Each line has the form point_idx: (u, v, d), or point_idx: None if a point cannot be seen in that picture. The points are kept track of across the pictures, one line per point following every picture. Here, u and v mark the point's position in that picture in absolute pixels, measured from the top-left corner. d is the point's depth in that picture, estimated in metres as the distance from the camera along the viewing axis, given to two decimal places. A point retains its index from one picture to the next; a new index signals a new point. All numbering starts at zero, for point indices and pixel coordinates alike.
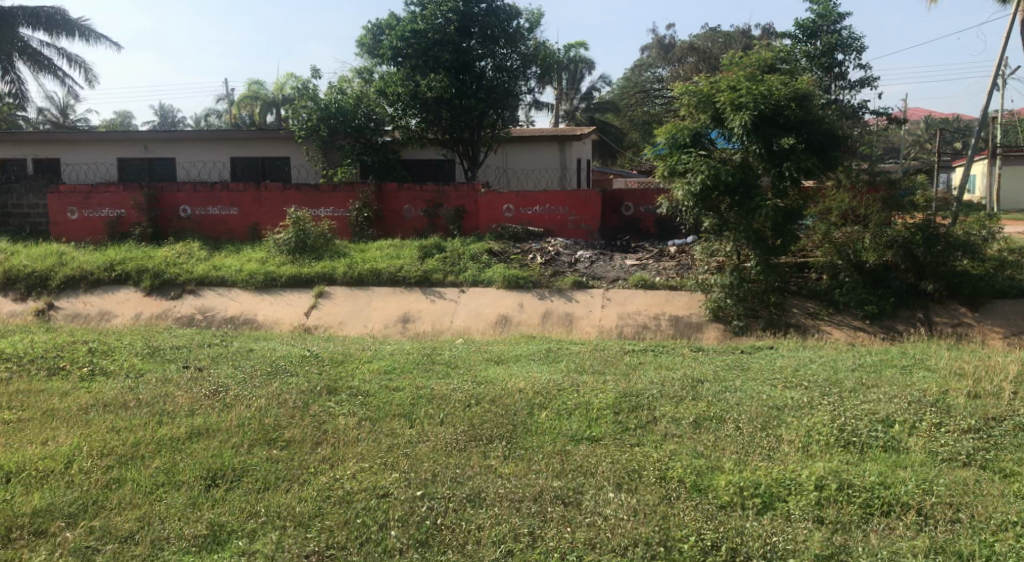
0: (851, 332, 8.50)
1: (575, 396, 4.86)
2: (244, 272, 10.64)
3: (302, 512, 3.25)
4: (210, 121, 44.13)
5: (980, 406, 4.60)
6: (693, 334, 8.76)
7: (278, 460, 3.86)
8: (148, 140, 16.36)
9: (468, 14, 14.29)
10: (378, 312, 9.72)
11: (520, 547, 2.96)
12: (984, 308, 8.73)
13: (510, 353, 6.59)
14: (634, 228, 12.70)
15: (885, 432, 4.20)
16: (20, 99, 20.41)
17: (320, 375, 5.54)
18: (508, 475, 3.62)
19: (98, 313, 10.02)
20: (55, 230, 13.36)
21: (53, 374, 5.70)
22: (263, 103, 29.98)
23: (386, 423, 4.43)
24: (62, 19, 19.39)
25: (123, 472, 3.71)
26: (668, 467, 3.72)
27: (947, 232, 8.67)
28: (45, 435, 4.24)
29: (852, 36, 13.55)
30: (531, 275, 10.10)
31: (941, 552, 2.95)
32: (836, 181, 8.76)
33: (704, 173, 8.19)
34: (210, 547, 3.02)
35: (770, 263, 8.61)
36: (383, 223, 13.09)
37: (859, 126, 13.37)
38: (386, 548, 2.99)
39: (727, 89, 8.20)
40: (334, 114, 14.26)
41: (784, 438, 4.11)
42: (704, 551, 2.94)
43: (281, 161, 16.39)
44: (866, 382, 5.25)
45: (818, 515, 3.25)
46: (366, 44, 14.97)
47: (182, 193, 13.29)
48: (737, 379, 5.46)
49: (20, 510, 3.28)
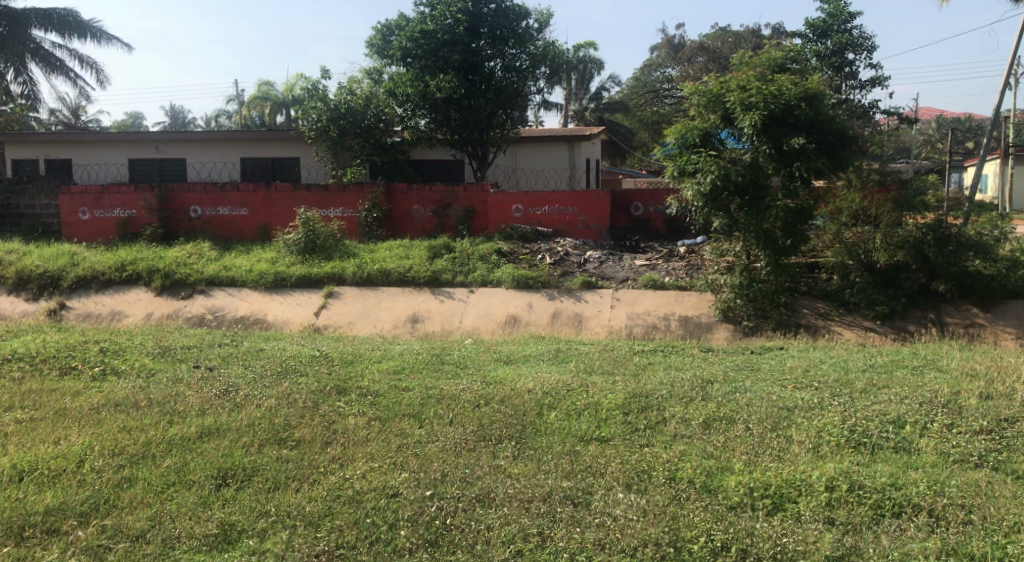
0: (861, 333, 8.50)
1: (585, 396, 4.87)
2: (254, 272, 10.70)
3: (313, 512, 3.27)
4: (220, 122, 44.45)
5: (993, 407, 4.56)
6: (703, 334, 8.77)
7: (287, 461, 3.87)
8: (158, 141, 16.50)
9: (477, 15, 14.38)
10: (388, 312, 9.76)
11: (530, 547, 2.98)
12: (996, 308, 8.66)
13: (520, 353, 6.61)
14: (644, 227, 12.43)
15: (897, 434, 4.18)
16: (31, 100, 20.56)
17: (331, 375, 5.58)
18: (517, 476, 3.63)
19: (111, 313, 10.12)
20: (67, 231, 13.45)
21: (66, 374, 5.76)
22: (274, 104, 30.17)
23: (397, 423, 4.44)
24: (74, 20, 19.76)
25: (134, 471, 3.75)
26: (679, 467, 3.72)
27: (958, 231, 8.56)
28: (58, 435, 4.28)
29: (863, 35, 13.49)
30: (540, 275, 10.09)
31: (953, 554, 2.94)
32: (847, 181, 8.61)
33: (715, 173, 8.19)
34: (221, 547, 3.05)
35: (781, 263, 8.55)
36: (394, 223, 13.18)
37: (871, 126, 13.29)
38: (396, 547, 3.01)
39: (737, 89, 8.16)
40: (344, 115, 14.38)
41: (795, 438, 4.09)
42: (715, 552, 2.94)
43: (291, 161, 16.48)
44: (877, 383, 5.22)
45: (829, 516, 3.24)
46: (376, 44, 14.91)
47: (193, 194, 13.38)
48: (747, 380, 5.43)
49: (34, 508, 3.32)
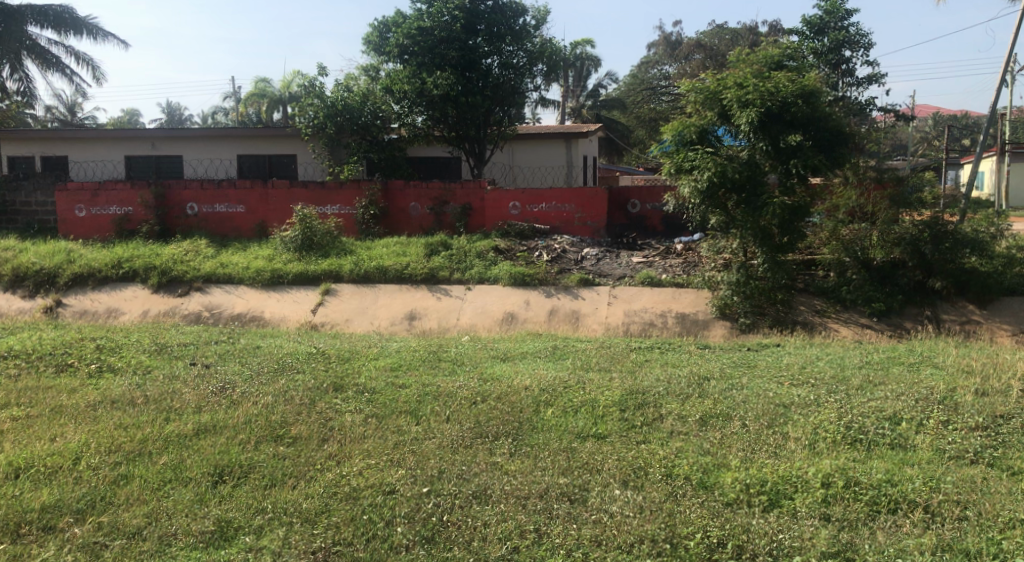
0: (858, 329, 8.53)
1: (580, 393, 4.85)
2: (251, 269, 10.66)
3: (309, 509, 3.27)
4: (217, 119, 44.32)
5: (989, 404, 4.57)
6: (700, 331, 8.79)
7: (284, 458, 3.86)
8: (155, 138, 16.45)
9: (474, 11, 14.32)
10: (385, 309, 9.75)
11: (527, 544, 2.98)
12: (992, 305, 8.69)
13: (516, 350, 6.61)
14: (641, 225, 12.45)
15: (892, 430, 4.18)
16: (27, 97, 20.47)
17: (328, 372, 5.59)
18: (514, 472, 3.63)
19: (107, 311, 10.10)
20: (63, 228, 13.41)
21: (61, 372, 5.74)
22: (270, 101, 30.08)
23: (393, 420, 4.44)
24: (70, 17, 19.59)
25: (131, 469, 3.74)
26: (675, 464, 3.72)
27: (955, 229, 8.58)
28: (54, 432, 4.27)
29: (859, 32, 13.51)
30: (537, 272, 10.09)
31: (948, 550, 2.94)
32: (843, 178, 8.65)
33: (712, 171, 8.16)
34: (217, 543, 3.04)
35: (778, 260, 8.55)
36: (391, 220, 13.14)
37: (866, 123, 13.33)
38: (392, 544, 3.01)
39: (734, 86, 8.15)
40: (341, 112, 14.32)
41: (791, 435, 4.10)
42: (711, 549, 2.94)
43: (288, 158, 16.46)
44: (874, 380, 5.23)
45: (825, 513, 3.25)
46: (372, 40, 14.83)
47: (189, 191, 13.34)
48: (744, 376, 5.45)
49: (30, 505, 3.32)
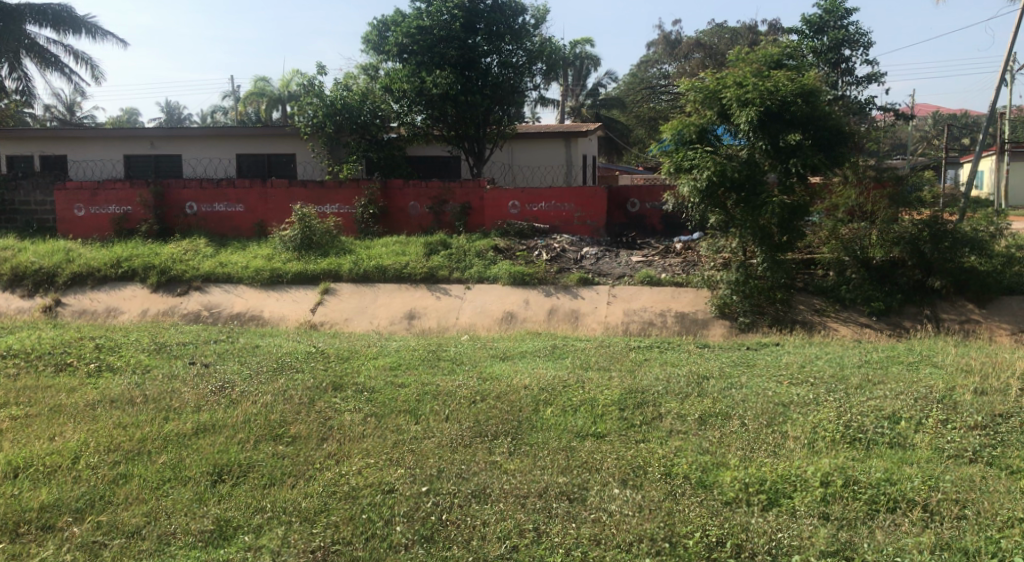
0: (857, 328, 8.53)
1: (580, 392, 4.86)
2: (249, 269, 10.65)
3: (307, 508, 3.27)
4: (217, 118, 44.36)
5: (988, 402, 4.57)
6: (699, 330, 8.79)
7: (284, 457, 3.86)
8: (154, 138, 16.43)
9: (474, 10, 14.31)
10: (384, 309, 9.74)
11: (526, 543, 2.98)
12: (991, 304, 8.68)
13: (516, 349, 6.61)
14: (640, 224, 12.46)
15: (891, 429, 4.19)
16: (27, 96, 20.47)
17: (327, 371, 5.59)
18: (513, 471, 3.63)
19: (106, 310, 10.09)
20: (62, 227, 13.38)
21: (61, 371, 5.75)
22: (270, 100, 30.09)
23: (392, 419, 4.44)
24: (68, 15, 19.56)
25: (130, 468, 3.73)
26: (674, 463, 3.72)
27: (954, 228, 8.58)
28: (54, 431, 4.27)
29: (858, 31, 13.51)
30: (536, 271, 10.09)
31: (947, 549, 2.94)
32: (843, 177, 8.68)
33: (712, 170, 8.15)
34: (216, 542, 3.04)
35: (778, 260, 8.53)
36: (390, 220, 13.13)
37: (865, 122, 13.33)
38: (392, 543, 3.01)
39: (733, 85, 8.15)
40: (340, 111, 14.28)
41: (790, 434, 4.10)
42: (710, 547, 2.94)
43: (287, 158, 16.45)
44: (873, 378, 5.24)
45: (824, 511, 3.25)
46: (371, 39, 14.81)
47: (189, 190, 13.33)
48: (743, 375, 5.46)
49: (29, 505, 3.31)
